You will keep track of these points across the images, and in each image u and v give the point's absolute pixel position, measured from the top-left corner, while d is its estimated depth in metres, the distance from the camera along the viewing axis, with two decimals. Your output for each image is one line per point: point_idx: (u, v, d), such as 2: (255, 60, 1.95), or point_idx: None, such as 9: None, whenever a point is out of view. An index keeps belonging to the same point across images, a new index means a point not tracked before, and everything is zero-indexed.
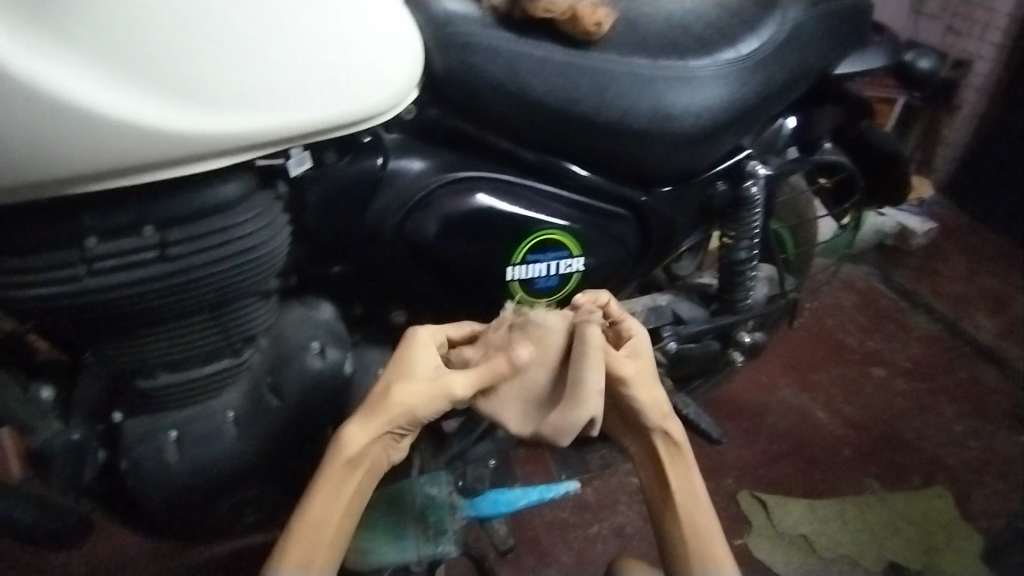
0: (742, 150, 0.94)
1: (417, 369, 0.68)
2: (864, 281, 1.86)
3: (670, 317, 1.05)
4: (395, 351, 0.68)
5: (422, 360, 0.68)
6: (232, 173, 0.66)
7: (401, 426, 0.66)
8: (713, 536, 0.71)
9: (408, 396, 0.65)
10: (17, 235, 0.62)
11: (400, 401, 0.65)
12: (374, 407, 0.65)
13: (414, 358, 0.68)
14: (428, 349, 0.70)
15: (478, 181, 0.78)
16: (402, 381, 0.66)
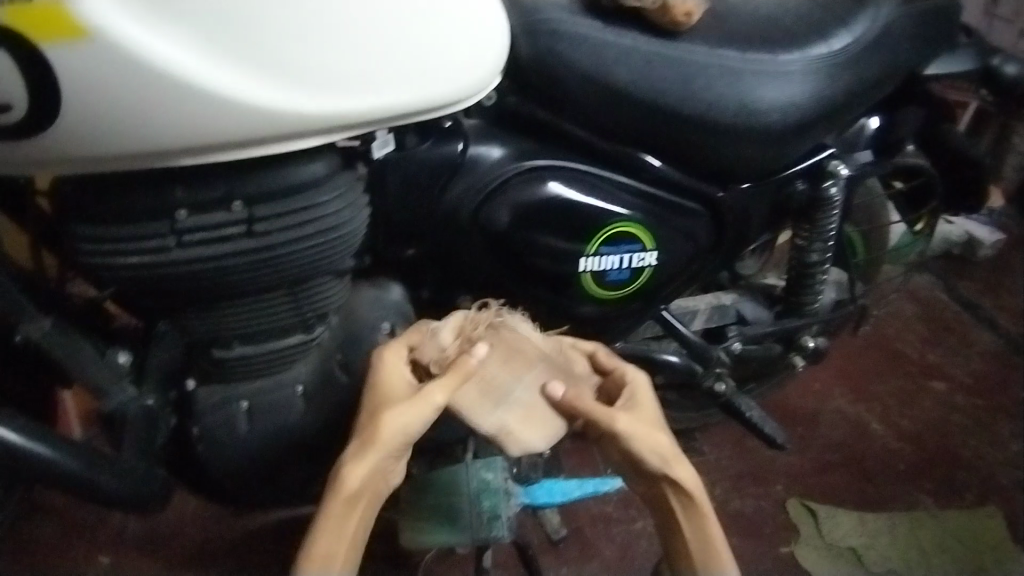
0: (824, 149, 0.91)
1: (393, 392, 0.72)
2: (927, 290, 1.78)
3: (733, 318, 1.05)
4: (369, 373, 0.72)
5: (393, 376, 0.73)
6: (319, 153, 0.68)
7: (397, 449, 0.69)
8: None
9: (397, 419, 0.69)
10: (115, 205, 0.64)
11: (389, 423, 0.68)
12: (368, 434, 0.68)
13: (384, 378, 0.72)
14: (398, 368, 0.73)
15: (553, 170, 0.78)
16: (384, 405, 0.70)
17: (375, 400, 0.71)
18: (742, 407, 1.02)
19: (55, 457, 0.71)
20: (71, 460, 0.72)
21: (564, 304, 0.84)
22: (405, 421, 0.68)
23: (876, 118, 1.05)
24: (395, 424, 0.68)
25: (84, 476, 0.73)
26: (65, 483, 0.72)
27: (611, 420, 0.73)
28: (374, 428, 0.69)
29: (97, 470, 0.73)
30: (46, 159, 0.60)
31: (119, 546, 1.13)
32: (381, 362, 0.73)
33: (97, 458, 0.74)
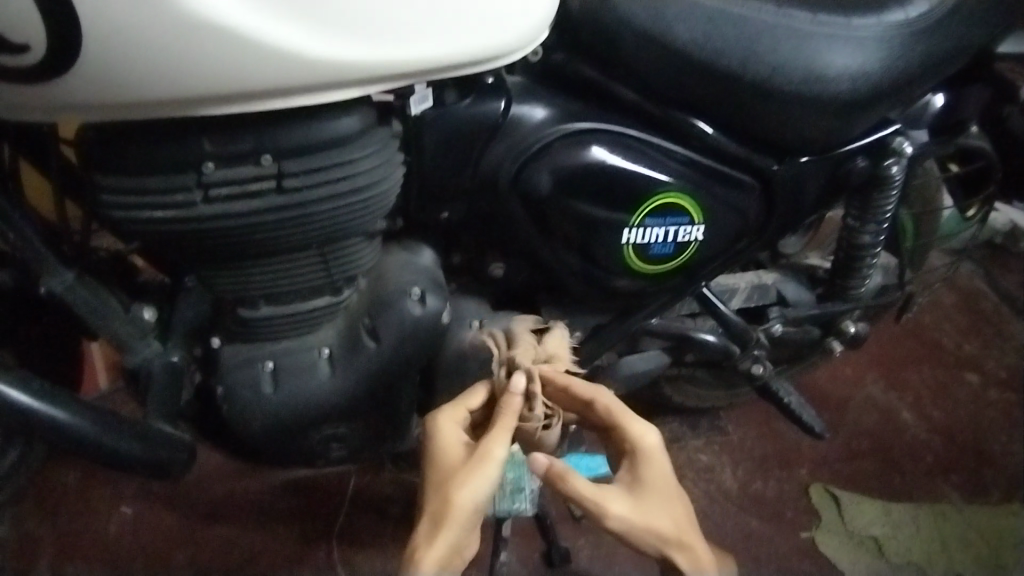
0: (891, 124, 0.86)
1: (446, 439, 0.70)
2: (966, 279, 1.71)
3: (774, 299, 1.02)
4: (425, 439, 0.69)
5: (448, 440, 0.69)
6: (352, 106, 0.64)
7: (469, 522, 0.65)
8: None
9: (465, 490, 0.63)
10: (140, 155, 0.62)
11: (457, 498, 0.63)
12: (440, 510, 0.63)
13: (441, 446, 0.69)
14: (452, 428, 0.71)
15: (598, 133, 0.74)
16: (448, 479, 0.65)
17: (442, 474, 0.66)
18: (780, 392, 1.00)
19: (69, 420, 0.69)
20: (85, 422, 0.69)
21: (603, 277, 0.82)
22: (475, 488, 0.63)
23: (941, 93, 0.98)
24: (467, 496, 0.63)
25: (98, 440, 0.70)
26: (78, 446, 0.70)
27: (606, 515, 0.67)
28: (442, 484, 0.66)
29: (112, 434, 0.71)
30: (71, 104, 0.58)
31: (140, 497, 1.14)
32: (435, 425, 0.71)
33: (112, 420, 0.71)
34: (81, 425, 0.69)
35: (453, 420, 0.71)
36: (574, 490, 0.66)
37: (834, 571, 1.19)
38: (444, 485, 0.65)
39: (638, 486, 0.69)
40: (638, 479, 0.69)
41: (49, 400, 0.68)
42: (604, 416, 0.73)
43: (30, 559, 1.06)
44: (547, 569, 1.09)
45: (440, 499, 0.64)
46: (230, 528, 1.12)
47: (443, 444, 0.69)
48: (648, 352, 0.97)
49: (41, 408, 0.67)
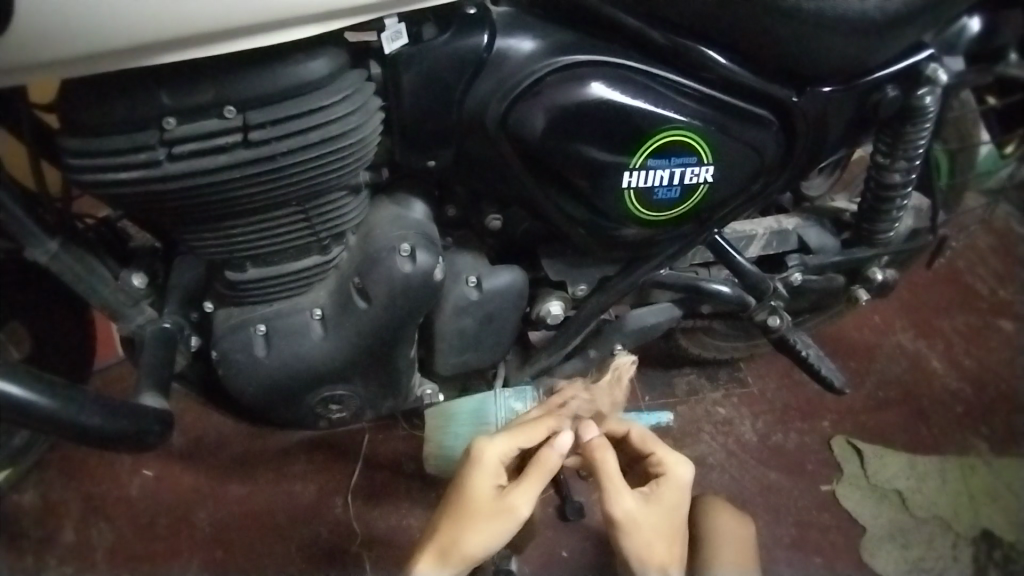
0: (925, 48, 0.78)
1: (478, 456, 0.75)
2: (1003, 221, 1.61)
3: (795, 245, 0.95)
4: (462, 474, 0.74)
5: (479, 475, 0.74)
6: (320, 47, 0.61)
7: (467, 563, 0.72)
8: (714, 542, 0.86)
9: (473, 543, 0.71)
10: (98, 112, 0.58)
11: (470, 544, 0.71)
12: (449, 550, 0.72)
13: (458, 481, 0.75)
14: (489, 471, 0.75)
15: (595, 67, 0.67)
16: (469, 519, 0.72)
17: (462, 507, 0.73)
18: (798, 345, 0.94)
19: (29, 397, 0.60)
20: (44, 398, 0.61)
21: (606, 225, 0.77)
22: (485, 544, 0.71)
23: (981, 14, 0.89)
24: (476, 548, 0.71)
25: (64, 417, 0.62)
26: (46, 424, 0.62)
27: (615, 497, 0.73)
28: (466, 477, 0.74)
29: (81, 408, 0.63)
30: (24, 61, 0.54)
31: (159, 459, 1.15)
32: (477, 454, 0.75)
33: (76, 395, 0.63)
34: (42, 402, 0.61)
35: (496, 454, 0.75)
36: (602, 477, 0.74)
37: (856, 525, 1.15)
38: (466, 519, 0.72)
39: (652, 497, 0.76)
40: (657, 496, 0.76)
41: (5, 376, 0.60)
42: (640, 445, 0.82)
43: (56, 523, 1.08)
44: (561, 524, 1.08)
45: (460, 490, 0.74)
46: (247, 489, 1.12)
47: (465, 486, 0.74)
48: (658, 305, 0.92)
49: None
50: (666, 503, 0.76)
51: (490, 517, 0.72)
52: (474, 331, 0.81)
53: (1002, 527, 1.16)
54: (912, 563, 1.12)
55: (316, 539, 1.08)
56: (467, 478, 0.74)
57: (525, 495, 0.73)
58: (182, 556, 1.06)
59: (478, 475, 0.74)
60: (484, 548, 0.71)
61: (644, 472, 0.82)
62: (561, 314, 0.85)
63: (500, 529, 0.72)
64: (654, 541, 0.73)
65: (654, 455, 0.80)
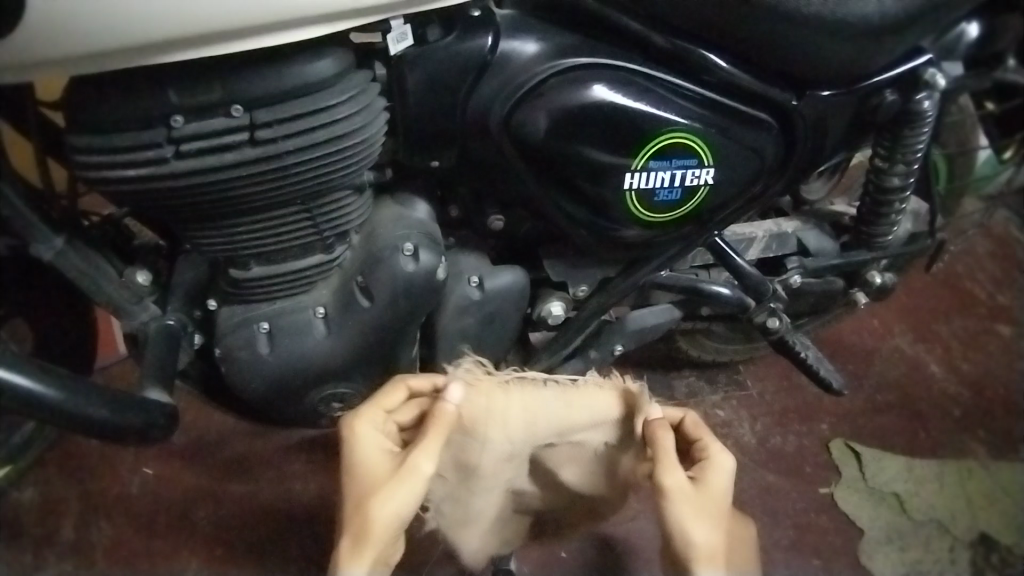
0: (923, 54, 0.79)
1: (362, 433, 0.69)
2: (1002, 227, 1.62)
3: (794, 248, 0.96)
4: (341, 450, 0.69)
5: (367, 448, 0.68)
6: (327, 48, 0.61)
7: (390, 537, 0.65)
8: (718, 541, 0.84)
9: (383, 512, 0.64)
10: (107, 110, 0.59)
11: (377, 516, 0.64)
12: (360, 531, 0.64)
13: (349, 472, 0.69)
14: (370, 436, 0.69)
15: (596, 70, 0.68)
16: (372, 491, 0.65)
17: (362, 485, 0.67)
18: (797, 346, 0.95)
19: (35, 388, 0.61)
20: (50, 389, 0.62)
21: (607, 226, 0.77)
22: (390, 505, 0.64)
23: (979, 21, 0.90)
24: (382, 515, 0.63)
25: (70, 408, 0.63)
26: (51, 417, 0.62)
27: (664, 470, 0.70)
28: (353, 458, 0.68)
29: (87, 401, 0.64)
30: (35, 59, 0.55)
31: (159, 457, 1.15)
32: (353, 432, 0.69)
33: (83, 388, 0.64)
34: (47, 393, 0.61)
35: (370, 417, 0.70)
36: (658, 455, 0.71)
37: (854, 528, 1.16)
38: (367, 497, 0.65)
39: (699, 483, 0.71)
40: (704, 479, 0.72)
41: (10, 367, 0.60)
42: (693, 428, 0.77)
43: (57, 520, 1.08)
44: None
45: (349, 478, 0.68)
46: (247, 488, 1.12)
47: (358, 468, 0.68)
48: (658, 307, 0.92)
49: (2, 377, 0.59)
50: (712, 488, 0.71)
51: (388, 485, 0.65)
52: (475, 330, 0.81)
53: (1000, 531, 1.17)
54: (909, 566, 1.12)
55: (316, 538, 1.08)
56: (353, 456, 0.68)
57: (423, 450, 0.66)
58: (181, 554, 1.06)
59: (363, 451, 0.68)
60: (394, 514, 0.64)
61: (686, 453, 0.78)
62: (562, 314, 0.85)
63: (403, 490, 0.64)
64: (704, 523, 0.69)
65: (702, 441, 0.75)
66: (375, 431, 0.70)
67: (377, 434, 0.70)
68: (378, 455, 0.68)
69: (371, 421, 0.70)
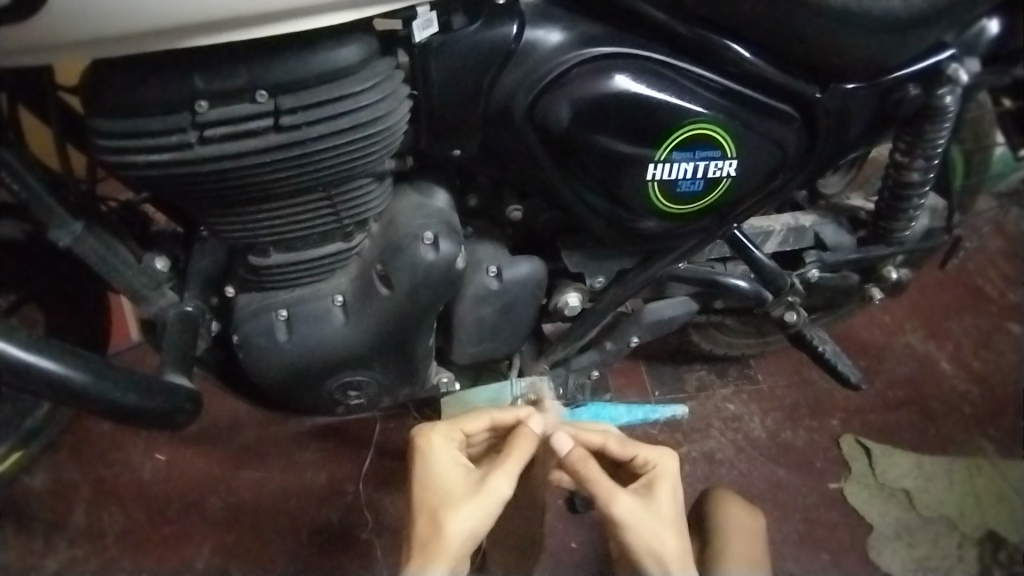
0: (946, 49, 0.79)
1: (436, 447, 0.74)
2: (1014, 224, 1.61)
3: (811, 242, 0.96)
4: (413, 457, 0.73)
5: (442, 463, 0.73)
6: (351, 34, 0.61)
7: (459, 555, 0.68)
8: (727, 539, 0.84)
9: (453, 527, 0.67)
10: (134, 94, 0.59)
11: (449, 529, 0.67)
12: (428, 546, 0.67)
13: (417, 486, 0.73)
14: (444, 450, 0.74)
15: (620, 60, 0.68)
16: (446, 503, 0.69)
17: (434, 497, 0.71)
18: (813, 340, 0.95)
19: (61, 370, 0.61)
20: (75, 371, 0.62)
21: (627, 217, 0.77)
22: (461, 522, 0.67)
23: (1002, 15, 0.89)
24: (458, 524, 0.67)
25: (94, 392, 0.63)
26: (74, 400, 0.63)
27: (610, 499, 0.71)
28: (427, 469, 0.73)
29: (110, 385, 0.64)
30: (62, 42, 0.55)
31: (171, 444, 1.16)
32: (428, 445, 0.74)
33: (107, 371, 0.64)
34: (73, 376, 0.62)
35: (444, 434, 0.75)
36: (596, 488, 0.72)
37: (863, 523, 1.16)
38: (443, 507, 0.69)
39: (650, 497, 0.74)
40: (653, 493, 0.74)
41: (34, 350, 0.60)
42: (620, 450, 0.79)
43: (69, 505, 1.09)
44: (571, 516, 1.09)
45: (418, 491, 0.72)
46: (258, 475, 1.13)
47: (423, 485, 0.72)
48: (674, 299, 0.92)
49: (28, 359, 0.60)
50: (663, 500, 0.74)
51: (459, 501, 0.69)
52: (493, 320, 0.81)
53: (1009, 528, 1.17)
54: (917, 562, 1.12)
55: (327, 525, 1.09)
56: (427, 469, 0.73)
57: (497, 474, 0.71)
58: (193, 540, 1.07)
59: (439, 463, 0.73)
60: (467, 528, 0.68)
61: (630, 473, 0.80)
62: (578, 306, 0.85)
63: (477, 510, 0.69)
64: (659, 539, 0.70)
65: (640, 456, 0.78)
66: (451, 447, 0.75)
67: (450, 450, 0.75)
68: (449, 469, 0.73)
69: (445, 436, 0.75)
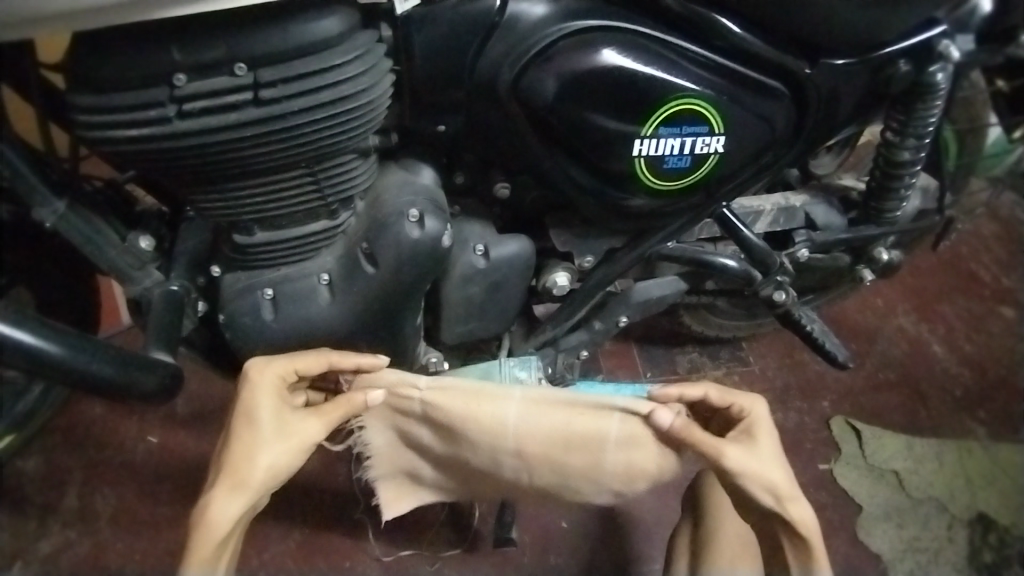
0: (938, 24, 0.78)
1: (262, 423, 0.70)
2: (1008, 210, 1.60)
3: (802, 222, 0.95)
4: (238, 398, 0.70)
5: (264, 399, 0.70)
6: (334, 7, 0.60)
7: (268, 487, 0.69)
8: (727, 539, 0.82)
9: (268, 459, 0.68)
10: (113, 67, 0.58)
11: (254, 463, 0.68)
12: (232, 477, 0.67)
13: (218, 514, 0.65)
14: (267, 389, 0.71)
15: (605, 34, 0.67)
16: (253, 438, 0.69)
17: (242, 429, 0.69)
18: (802, 320, 0.94)
19: (37, 342, 0.61)
20: (54, 345, 0.61)
21: (614, 195, 0.77)
22: (265, 456, 0.68)
23: None
24: (261, 464, 0.68)
25: (73, 364, 0.63)
26: (56, 373, 0.62)
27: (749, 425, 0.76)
28: (227, 490, 0.67)
29: (89, 356, 0.64)
30: (41, 13, 0.54)
31: (162, 427, 1.16)
32: (253, 386, 0.70)
33: (86, 344, 0.64)
34: (52, 349, 0.61)
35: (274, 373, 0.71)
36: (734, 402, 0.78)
37: (853, 504, 1.16)
38: (251, 442, 0.69)
39: (750, 440, 0.74)
40: (753, 438, 0.74)
41: (12, 323, 0.60)
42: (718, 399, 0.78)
43: (60, 488, 1.09)
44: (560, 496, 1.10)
45: (199, 511, 0.66)
46: None
47: (219, 526, 0.65)
48: (664, 278, 0.92)
49: (9, 330, 0.60)
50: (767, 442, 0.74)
51: (273, 430, 0.70)
52: (479, 299, 0.81)
53: (1000, 512, 1.17)
54: (908, 543, 1.13)
55: (318, 503, 1.08)
56: (229, 482, 0.67)
57: (267, 396, 0.70)
58: (184, 520, 1.07)
59: (257, 477, 0.67)
60: (269, 464, 0.68)
61: (726, 420, 0.79)
62: (567, 285, 0.85)
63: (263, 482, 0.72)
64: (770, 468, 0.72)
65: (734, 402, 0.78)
66: (296, 423, 0.71)
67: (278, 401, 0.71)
68: (276, 410, 0.71)
69: (275, 398, 0.71)
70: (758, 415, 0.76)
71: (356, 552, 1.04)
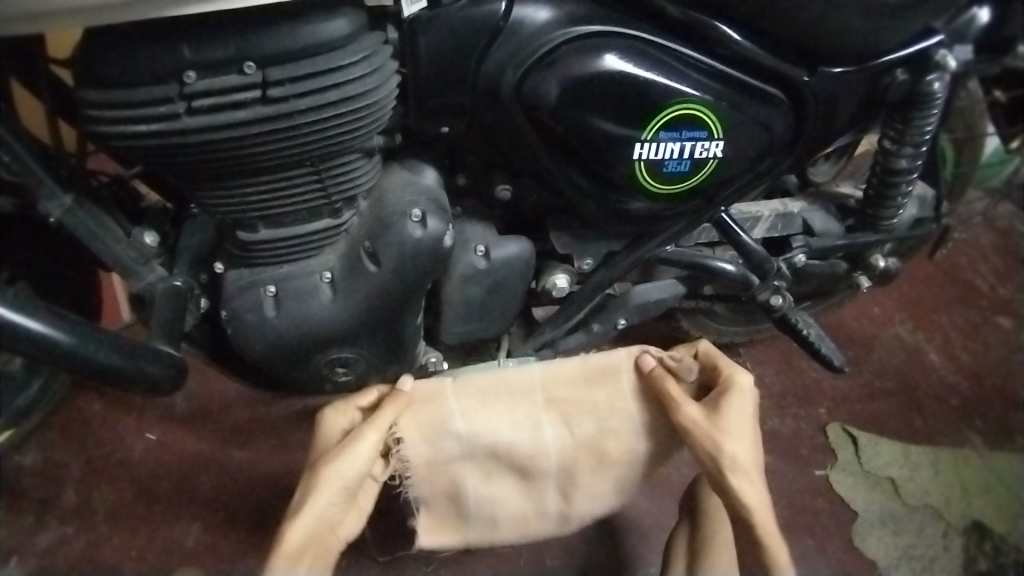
0: (934, 34, 0.79)
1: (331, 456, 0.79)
2: (1006, 221, 1.61)
3: (799, 228, 0.96)
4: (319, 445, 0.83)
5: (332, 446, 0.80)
6: (341, 8, 0.62)
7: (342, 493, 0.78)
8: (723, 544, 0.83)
9: (334, 466, 0.78)
10: (123, 64, 0.59)
11: (325, 475, 0.77)
12: (313, 484, 0.78)
13: (296, 531, 0.74)
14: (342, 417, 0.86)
15: (607, 39, 0.68)
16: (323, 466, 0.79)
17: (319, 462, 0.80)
18: (800, 324, 0.94)
19: (47, 331, 0.62)
20: (62, 334, 0.62)
21: (614, 198, 0.78)
22: (337, 467, 0.77)
23: (992, 3, 0.88)
24: (333, 471, 0.77)
25: (80, 354, 0.63)
26: (61, 362, 0.63)
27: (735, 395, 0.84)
28: (308, 502, 0.76)
29: (94, 345, 0.64)
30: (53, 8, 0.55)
31: (162, 424, 1.16)
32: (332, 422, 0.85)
33: (92, 333, 0.65)
34: (60, 337, 0.62)
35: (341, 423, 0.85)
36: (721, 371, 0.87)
37: (848, 510, 1.17)
38: (321, 467, 0.79)
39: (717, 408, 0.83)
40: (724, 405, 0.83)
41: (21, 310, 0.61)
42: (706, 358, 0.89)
43: (59, 484, 1.09)
44: None
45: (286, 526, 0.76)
46: (248, 455, 1.13)
47: (295, 536, 0.74)
48: (662, 282, 0.93)
49: (17, 318, 0.60)
50: (733, 408, 0.83)
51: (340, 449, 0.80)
52: (479, 300, 0.82)
53: (994, 519, 1.18)
54: (903, 550, 1.13)
55: None
56: (320, 493, 0.77)
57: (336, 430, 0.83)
58: (182, 517, 1.07)
59: (326, 486, 0.77)
60: (338, 476, 0.77)
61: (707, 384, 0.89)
62: (566, 287, 0.86)
63: (338, 491, 0.77)
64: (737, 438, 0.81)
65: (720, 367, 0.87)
66: (355, 447, 0.79)
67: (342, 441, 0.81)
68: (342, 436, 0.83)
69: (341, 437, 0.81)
70: (740, 386, 0.84)
71: (353, 551, 1.05)
